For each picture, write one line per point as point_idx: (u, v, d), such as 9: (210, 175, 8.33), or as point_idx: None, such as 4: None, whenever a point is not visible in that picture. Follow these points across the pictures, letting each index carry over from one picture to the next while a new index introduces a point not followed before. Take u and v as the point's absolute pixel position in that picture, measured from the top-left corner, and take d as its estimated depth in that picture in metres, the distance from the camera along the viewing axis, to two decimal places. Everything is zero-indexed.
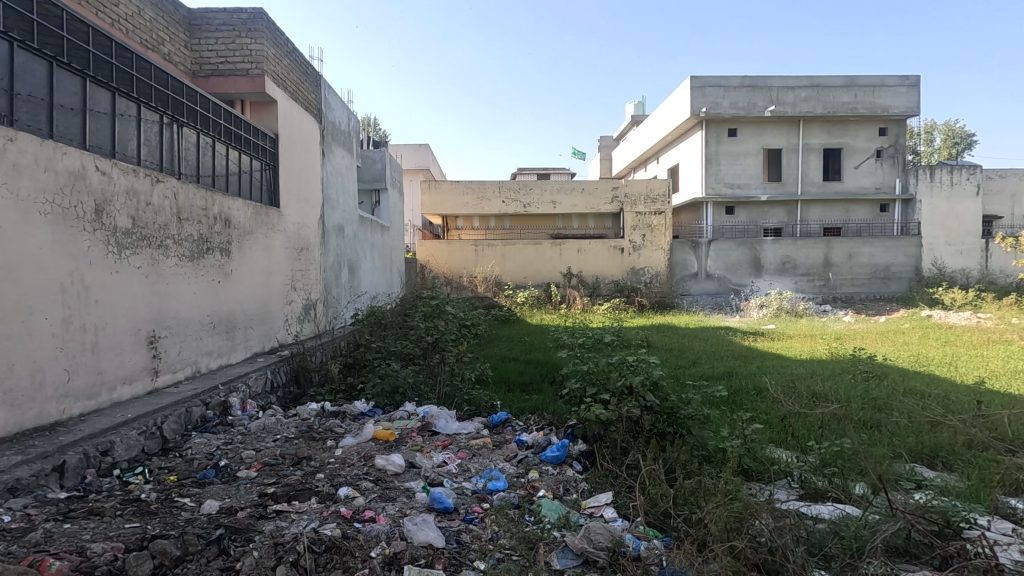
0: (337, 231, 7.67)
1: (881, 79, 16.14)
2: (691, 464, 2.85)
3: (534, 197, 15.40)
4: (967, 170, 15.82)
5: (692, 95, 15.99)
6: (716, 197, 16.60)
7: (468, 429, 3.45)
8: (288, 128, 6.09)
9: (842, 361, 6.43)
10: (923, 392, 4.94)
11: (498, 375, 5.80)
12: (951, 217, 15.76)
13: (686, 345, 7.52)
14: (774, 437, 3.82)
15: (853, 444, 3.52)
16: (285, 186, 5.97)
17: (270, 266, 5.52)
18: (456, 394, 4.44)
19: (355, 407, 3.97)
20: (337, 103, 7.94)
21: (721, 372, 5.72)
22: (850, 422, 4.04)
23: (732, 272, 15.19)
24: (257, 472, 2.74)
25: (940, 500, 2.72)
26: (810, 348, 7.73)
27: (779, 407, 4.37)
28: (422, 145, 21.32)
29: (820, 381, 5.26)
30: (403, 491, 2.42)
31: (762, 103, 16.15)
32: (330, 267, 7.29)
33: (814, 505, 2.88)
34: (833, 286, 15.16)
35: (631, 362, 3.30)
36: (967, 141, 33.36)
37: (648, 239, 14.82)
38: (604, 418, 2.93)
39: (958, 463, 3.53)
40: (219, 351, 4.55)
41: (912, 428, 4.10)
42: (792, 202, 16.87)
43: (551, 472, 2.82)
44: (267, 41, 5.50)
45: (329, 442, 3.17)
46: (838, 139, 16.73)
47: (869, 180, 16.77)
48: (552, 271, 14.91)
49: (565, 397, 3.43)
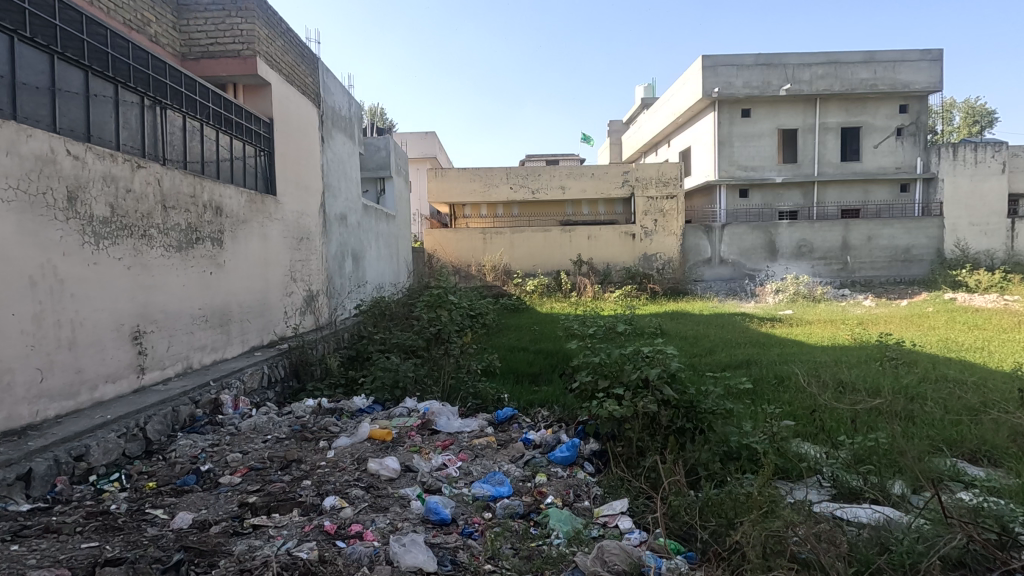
0: (340, 220, 7.44)
1: (902, 54, 15.54)
2: (714, 465, 2.62)
3: (543, 184, 15.06)
4: (992, 147, 15.22)
5: (704, 75, 15.51)
6: (730, 179, 16.15)
7: (471, 426, 3.22)
8: (284, 113, 5.84)
9: (867, 347, 6.13)
10: (957, 380, 4.63)
11: (506, 366, 5.57)
12: (975, 197, 15.19)
13: (701, 333, 7.25)
14: (802, 432, 3.56)
15: (889, 438, 3.24)
16: (282, 173, 5.74)
17: (267, 256, 5.31)
18: (461, 386, 4.21)
19: (352, 404, 3.77)
20: (337, 87, 7.68)
21: (741, 360, 5.43)
22: (885, 414, 3.76)
23: (746, 257, 14.80)
24: (241, 477, 2.54)
25: (993, 502, 2.45)
26: (832, 334, 7.42)
27: (806, 398, 4.10)
28: (430, 133, 21.02)
29: (847, 369, 4.95)
30: (396, 500, 2.21)
31: (777, 81, 15.63)
32: (332, 257, 7.08)
33: (849, 508, 2.63)
34: (851, 270, 14.74)
35: (647, 354, 3.04)
36: (988, 118, 32.18)
37: (660, 223, 14.44)
38: (618, 415, 2.69)
39: (1006, 457, 3.23)
40: (213, 345, 4.35)
41: (950, 418, 3.82)
42: (808, 184, 16.36)
43: (560, 475, 2.59)
44: (259, 21, 5.23)
45: (322, 443, 2.96)
46: (856, 117, 16.17)
47: (889, 159, 16.20)
48: (562, 259, 14.61)
49: (574, 391, 3.20)
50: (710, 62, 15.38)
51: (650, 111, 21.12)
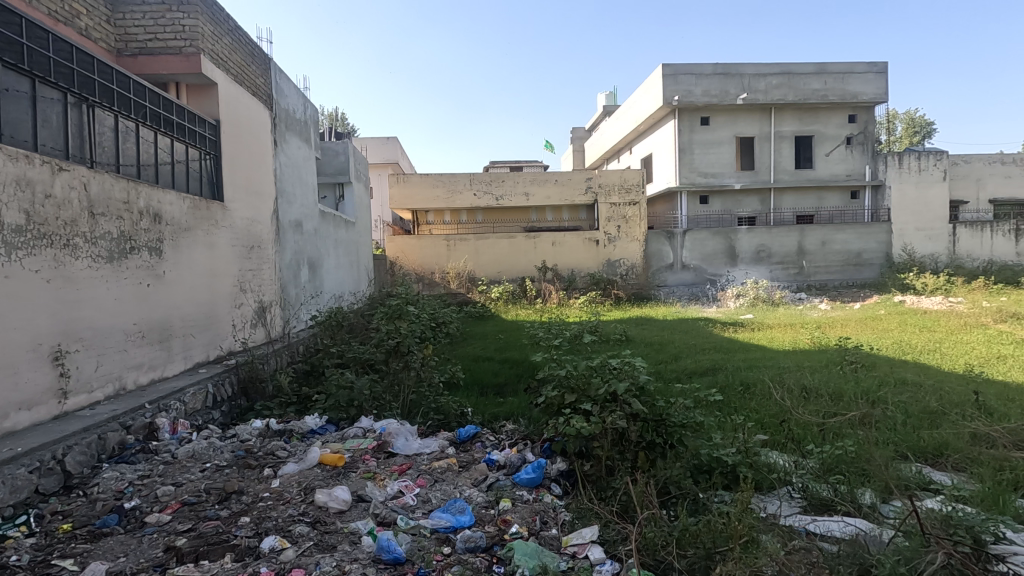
0: (294, 227, 7.11)
1: (851, 66, 16.13)
2: (685, 482, 2.50)
3: (507, 190, 14.94)
4: (934, 156, 15.91)
5: (664, 83, 15.74)
6: (690, 185, 16.41)
7: (431, 447, 3.04)
8: (233, 114, 5.52)
9: (827, 351, 6.21)
10: (914, 382, 4.70)
11: (470, 378, 5.38)
12: (920, 203, 15.83)
13: (667, 338, 7.23)
14: (770, 442, 3.50)
15: (857, 445, 3.19)
16: (230, 178, 5.41)
17: (214, 266, 4.98)
18: (422, 402, 4.00)
19: (303, 425, 3.52)
20: (291, 89, 7.37)
21: (707, 366, 5.41)
22: (852, 421, 3.71)
23: (707, 262, 15.03)
24: (172, 514, 2.28)
25: (959, 509, 2.41)
26: (792, 338, 7.51)
27: (772, 407, 4.05)
28: (391, 138, 20.60)
29: (810, 374, 4.96)
30: (345, 536, 2.03)
31: (735, 90, 16.01)
32: (287, 266, 6.74)
33: (820, 520, 2.54)
34: (807, 274, 15.15)
35: (614, 365, 2.94)
36: (926, 130, 34.01)
37: (623, 230, 14.51)
38: (586, 432, 2.55)
39: (968, 460, 3.21)
40: (151, 364, 4.02)
41: (912, 423, 3.80)
42: (765, 190, 16.77)
43: (525, 499, 2.44)
44: (204, 17, 4.91)
45: (266, 471, 2.71)
46: (809, 126, 16.69)
47: (841, 167, 16.76)
48: (526, 265, 14.51)
49: (540, 406, 3.04)
50: (671, 70, 15.62)
51: (612, 118, 21.31)
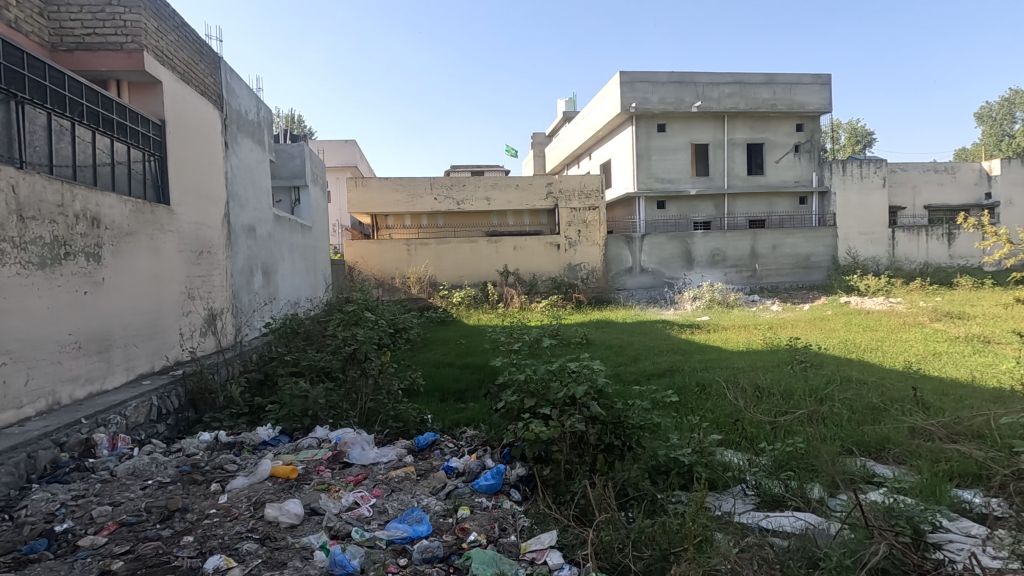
0: (247, 231, 6.87)
1: (797, 77, 16.83)
2: (643, 483, 2.53)
3: (468, 194, 14.87)
4: (875, 164, 16.75)
5: (622, 90, 16.04)
6: (648, 191, 16.76)
7: (388, 456, 2.98)
8: (179, 113, 5.29)
9: (778, 351, 6.43)
10: (858, 380, 4.91)
11: (431, 384, 5.31)
12: (863, 208, 16.64)
13: (627, 341, 7.33)
14: (725, 441, 3.58)
15: (807, 442, 3.29)
16: (177, 181, 5.18)
17: (159, 272, 4.75)
18: (380, 410, 3.91)
19: (254, 437, 3.39)
20: (243, 89, 7.14)
21: (665, 368, 5.51)
22: (802, 419, 3.84)
23: (665, 266, 15.38)
24: (108, 536, 2.15)
25: (900, 500, 2.52)
26: (745, 338, 7.76)
27: (727, 407, 4.16)
28: (349, 141, 20.22)
29: (762, 374, 5.11)
30: (296, 551, 1.96)
31: (689, 99, 16.46)
32: (239, 272, 6.51)
33: (773, 516, 2.61)
34: (759, 276, 15.70)
35: (573, 369, 2.94)
36: (866, 139, 35.88)
37: (583, 234, 14.68)
38: (546, 437, 2.54)
39: (907, 452, 3.37)
40: (89, 376, 3.79)
41: (858, 418, 3.96)
42: (719, 196, 17.28)
43: (484, 506, 2.41)
44: (147, 12, 4.70)
45: (213, 487, 2.59)
46: (760, 134, 17.31)
47: (789, 173, 17.40)
48: (488, 269, 14.49)
49: (500, 412, 3.02)
50: (628, 78, 15.94)
51: (572, 123, 21.55)
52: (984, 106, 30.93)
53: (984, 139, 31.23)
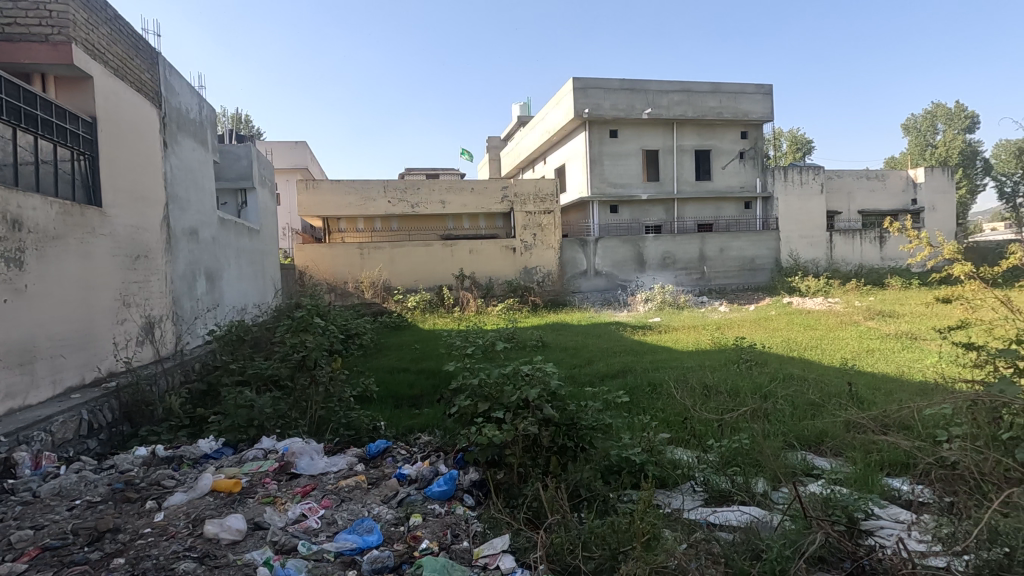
0: (189, 235, 6.57)
1: (742, 87, 17.51)
2: (596, 484, 2.56)
3: (422, 197, 14.71)
4: (813, 171, 17.62)
5: (575, 96, 16.29)
6: (601, 195, 17.06)
7: (337, 466, 2.91)
8: (113, 110, 5.02)
9: (725, 350, 6.67)
10: (798, 376, 5.14)
11: (384, 390, 5.22)
12: (803, 213, 17.46)
13: (582, 343, 7.41)
14: (675, 439, 3.68)
15: (751, 437, 3.41)
16: (111, 181, 4.90)
17: (90, 277, 4.48)
18: (331, 418, 3.81)
19: (195, 450, 3.24)
20: (183, 87, 6.84)
21: (618, 369, 5.61)
22: (746, 416, 3.98)
23: (618, 269, 15.68)
24: (28, 562, 1.99)
25: (836, 490, 2.65)
26: (694, 339, 8.01)
27: (676, 405, 4.27)
28: (299, 142, 19.67)
29: (710, 373, 5.28)
30: (237, 569, 1.88)
31: (640, 106, 16.88)
32: (180, 277, 6.22)
33: (719, 511, 2.69)
34: (708, 279, 16.24)
35: (526, 372, 2.95)
36: (806, 147, 37.76)
37: (538, 238, 14.79)
38: (499, 441, 2.54)
39: (843, 445, 3.55)
40: (9, 391, 3.53)
41: (798, 414, 4.15)
42: (669, 200, 17.77)
43: (436, 513, 2.39)
44: (76, 3, 4.44)
45: (148, 504, 2.45)
46: (707, 141, 17.92)
47: (735, 179, 18.05)
48: (443, 273, 14.39)
49: (454, 417, 3.00)
50: (581, 84, 16.20)
51: (526, 127, 21.68)
52: (910, 117, 33.02)
53: (911, 148, 33.27)
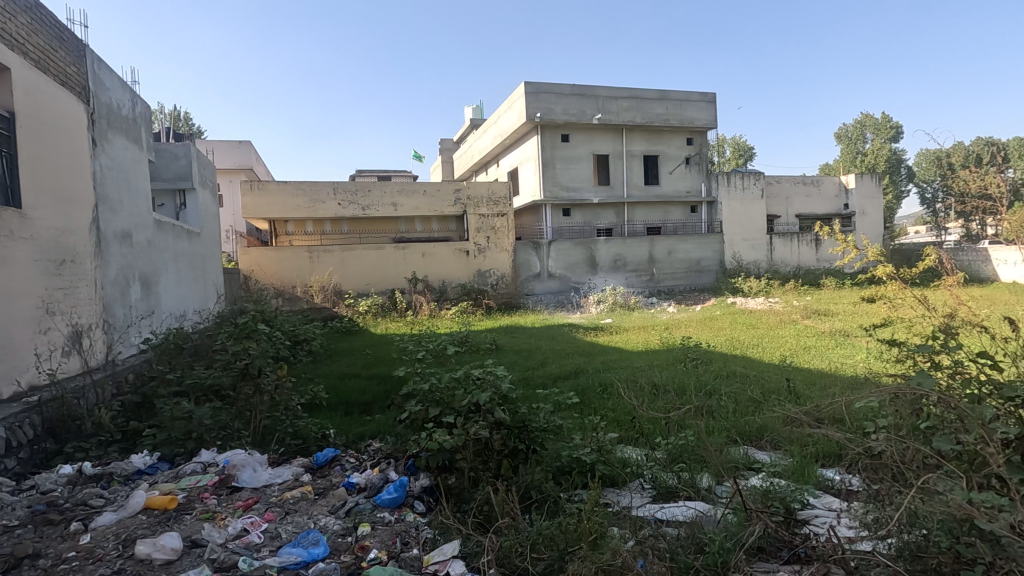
0: (122, 238, 6.22)
1: (687, 94, 18.10)
2: (547, 485, 2.59)
3: (374, 199, 14.45)
4: (754, 177, 18.39)
5: (527, 100, 16.43)
6: (554, 198, 17.26)
7: (283, 477, 2.83)
8: (34, 105, 4.69)
9: (673, 350, 6.87)
10: (741, 374, 5.35)
11: (334, 397, 5.09)
12: (745, 217, 18.19)
13: (535, 345, 7.46)
14: (624, 438, 3.76)
15: (696, 434, 3.53)
16: (33, 181, 4.58)
17: (8, 284, 4.17)
18: (277, 427, 3.68)
19: (127, 466, 3.07)
20: (114, 82, 6.47)
21: (570, 370, 5.68)
22: (692, 413, 4.11)
23: (571, 271, 15.89)
24: None
25: (775, 483, 2.78)
26: (644, 339, 8.22)
27: (625, 404, 4.37)
28: (244, 142, 18.96)
29: (659, 372, 5.43)
30: None
31: (591, 111, 17.19)
32: (112, 283, 5.87)
33: (667, 506, 2.76)
34: (657, 280, 16.69)
35: (478, 376, 2.94)
36: (748, 153, 39.45)
37: (492, 241, 14.80)
38: (449, 446, 2.52)
39: (781, 439, 3.73)
40: None
41: (740, 409, 4.32)
42: (619, 204, 18.16)
43: (386, 521, 2.37)
44: None
45: (73, 526, 2.30)
46: (655, 146, 18.43)
47: (681, 184, 18.64)
48: (396, 277, 14.17)
49: (404, 423, 2.95)
50: (532, 88, 16.36)
51: (479, 130, 21.68)
52: (842, 126, 34.95)
53: (843, 155, 35.25)
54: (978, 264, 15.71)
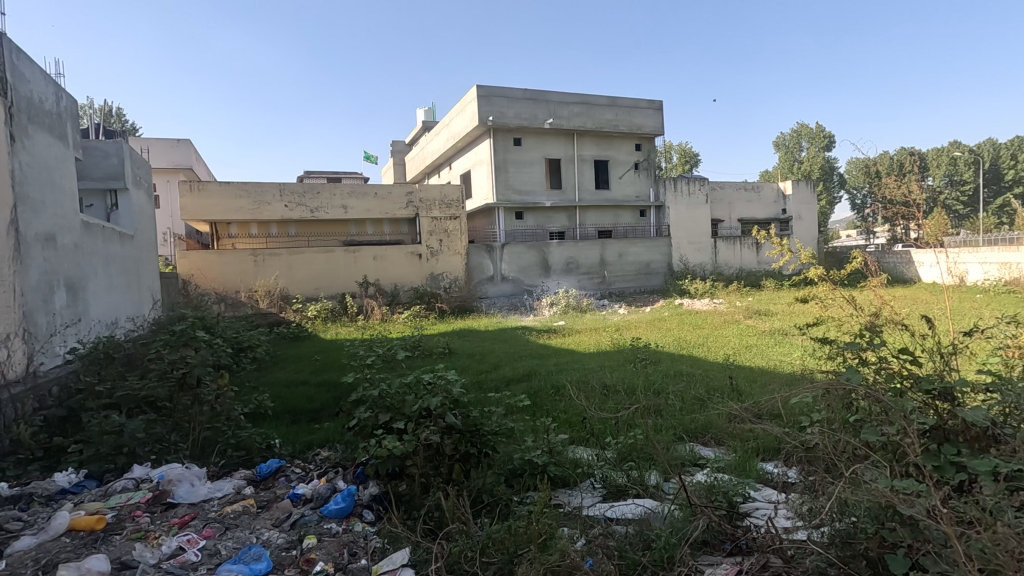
0: (45, 241, 5.81)
1: (635, 102, 18.57)
2: (498, 489, 2.58)
3: (322, 202, 14.07)
4: (699, 182, 19.05)
5: (479, 103, 16.44)
6: (507, 202, 17.31)
7: (223, 491, 2.71)
8: None
9: (623, 351, 7.01)
10: (688, 373, 5.52)
11: (281, 405, 4.92)
12: (691, 221, 18.82)
13: (488, 349, 7.45)
14: (575, 438, 3.81)
15: (644, 433, 3.61)
16: None
17: None
18: (218, 439, 3.52)
19: (50, 485, 2.86)
20: (36, 74, 6.05)
21: (522, 373, 5.70)
22: (641, 413, 4.21)
23: (524, 274, 15.98)
24: None
25: (718, 478, 2.88)
26: (595, 340, 8.35)
27: (576, 406, 4.43)
28: (183, 140, 18.09)
29: (610, 373, 5.54)
30: None
31: (542, 115, 17.37)
32: (34, 289, 5.47)
33: (616, 505, 2.81)
34: (608, 282, 17.03)
35: (428, 381, 2.91)
36: (693, 160, 40.88)
37: (445, 244, 14.71)
38: (399, 452, 2.48)
39: (724, 435, 3.87)
40: None
41: (686, 407, 4.46)
42: (571, 208, 18.41)
43: (333, 532, 2.31)
44: None
45: None
46: (605, 151, 18.81)
47: (631, 188, 19.09)
48: (346, 281, 13.86)
49: (353, 430, 2.88)
50: (484, 92, 16.39)
51: (431, 132, 21.49)
52: (780, 135, 36.72)
53: (781, 163, 37.01)
54: (902, 266, 16.83)
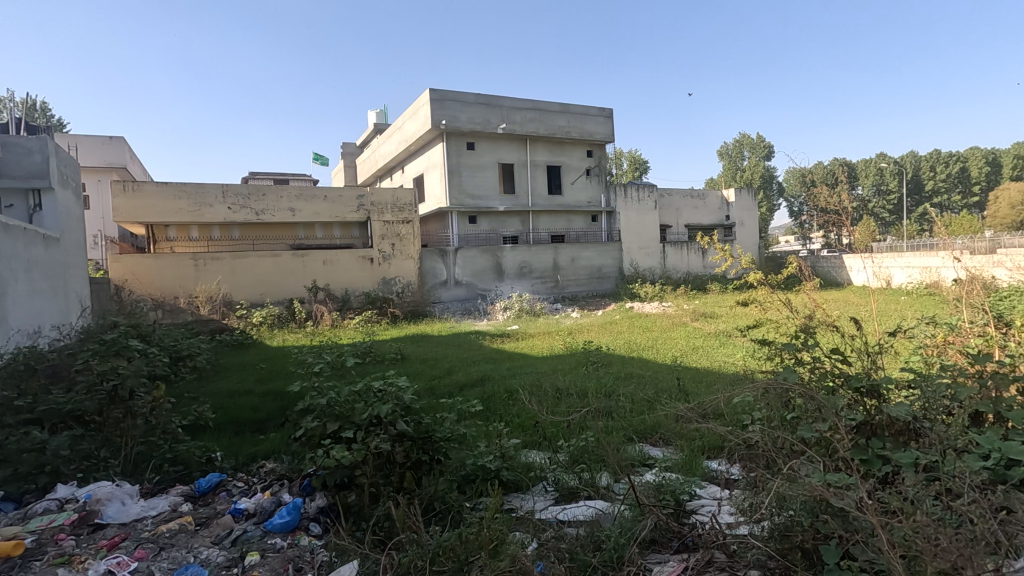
0: None
1: (587, 109, 18.90)
2: (450, 496, 2.56)
3: (268, 204, 13.60)
4: (648, 189, 19.56)
5: (432, 107, 16.33)
6: (460, 206, 17.25)
7: (157, 509, 2.57)
8: None
9: (575, 354, 7.10)
10: (638, 375, 5.65)
11: (223, 416, 4.72)
12: (640, 226, 19.30)
13: (441, 354, 7.39)
14: (527, 442, 3.83)
15: (595, 435, 3.67)
16: None
17: None
18: (153, 454, 3.36)
19: None
20: None
21: (475, 378, 5.68)
22: (592, 415, 4.27)
23: (478, 279, 15.98)
24: None
25: (666, 477, 2.95)
26: (548, 344, 8.43)
27: (530, 410, 4.45)
28: (116, 138, 17.11)
29: (562, 377, 5.60)
30: None
31: (495, 120, 17.41)
32: None
33: (568, 507, 2.84)
34: (561, 286, 17.26)
35: (379, 388, 2.86)
36: (643, 167, 41.98)
37: (397, 248, 14.51)
38: (348, 462, 2.42)
39: (671, 434, 3.97)
40: None
41: (636, 408, 4.56)
42: (524, 212, 18.54)
43: (277, 547, 2.24)
44: None
45: None
46: (558, 157, 19.05)
47: (583, 194, 19.40)
48: (293, 286, 13.44)
49: (299, 440, 2.78)
50: (437, 95, 16.30)
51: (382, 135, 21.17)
52: (724, 144, 38.19)
53: (725, 171, 38.49)
54: (835, 271, 17.83)
